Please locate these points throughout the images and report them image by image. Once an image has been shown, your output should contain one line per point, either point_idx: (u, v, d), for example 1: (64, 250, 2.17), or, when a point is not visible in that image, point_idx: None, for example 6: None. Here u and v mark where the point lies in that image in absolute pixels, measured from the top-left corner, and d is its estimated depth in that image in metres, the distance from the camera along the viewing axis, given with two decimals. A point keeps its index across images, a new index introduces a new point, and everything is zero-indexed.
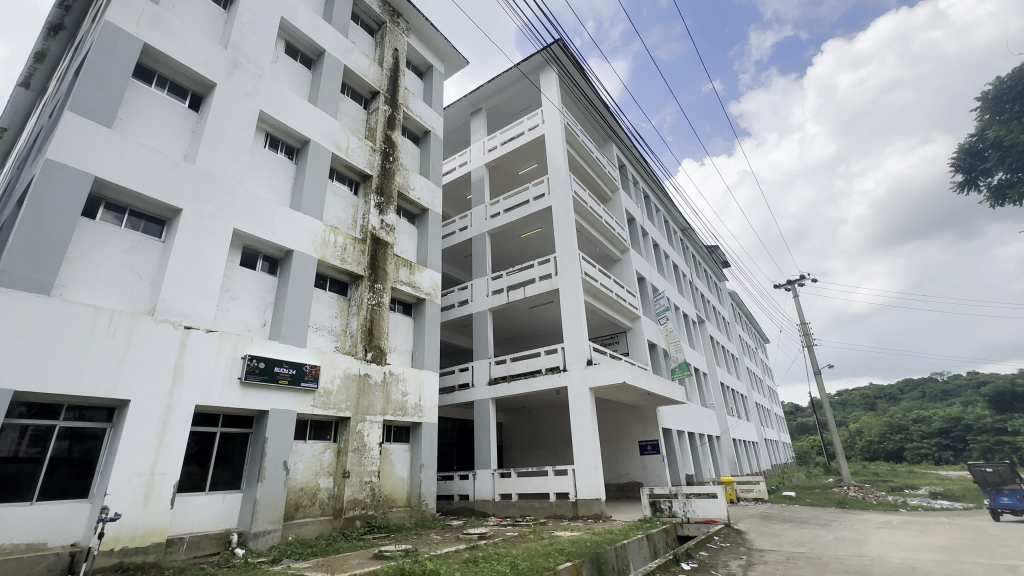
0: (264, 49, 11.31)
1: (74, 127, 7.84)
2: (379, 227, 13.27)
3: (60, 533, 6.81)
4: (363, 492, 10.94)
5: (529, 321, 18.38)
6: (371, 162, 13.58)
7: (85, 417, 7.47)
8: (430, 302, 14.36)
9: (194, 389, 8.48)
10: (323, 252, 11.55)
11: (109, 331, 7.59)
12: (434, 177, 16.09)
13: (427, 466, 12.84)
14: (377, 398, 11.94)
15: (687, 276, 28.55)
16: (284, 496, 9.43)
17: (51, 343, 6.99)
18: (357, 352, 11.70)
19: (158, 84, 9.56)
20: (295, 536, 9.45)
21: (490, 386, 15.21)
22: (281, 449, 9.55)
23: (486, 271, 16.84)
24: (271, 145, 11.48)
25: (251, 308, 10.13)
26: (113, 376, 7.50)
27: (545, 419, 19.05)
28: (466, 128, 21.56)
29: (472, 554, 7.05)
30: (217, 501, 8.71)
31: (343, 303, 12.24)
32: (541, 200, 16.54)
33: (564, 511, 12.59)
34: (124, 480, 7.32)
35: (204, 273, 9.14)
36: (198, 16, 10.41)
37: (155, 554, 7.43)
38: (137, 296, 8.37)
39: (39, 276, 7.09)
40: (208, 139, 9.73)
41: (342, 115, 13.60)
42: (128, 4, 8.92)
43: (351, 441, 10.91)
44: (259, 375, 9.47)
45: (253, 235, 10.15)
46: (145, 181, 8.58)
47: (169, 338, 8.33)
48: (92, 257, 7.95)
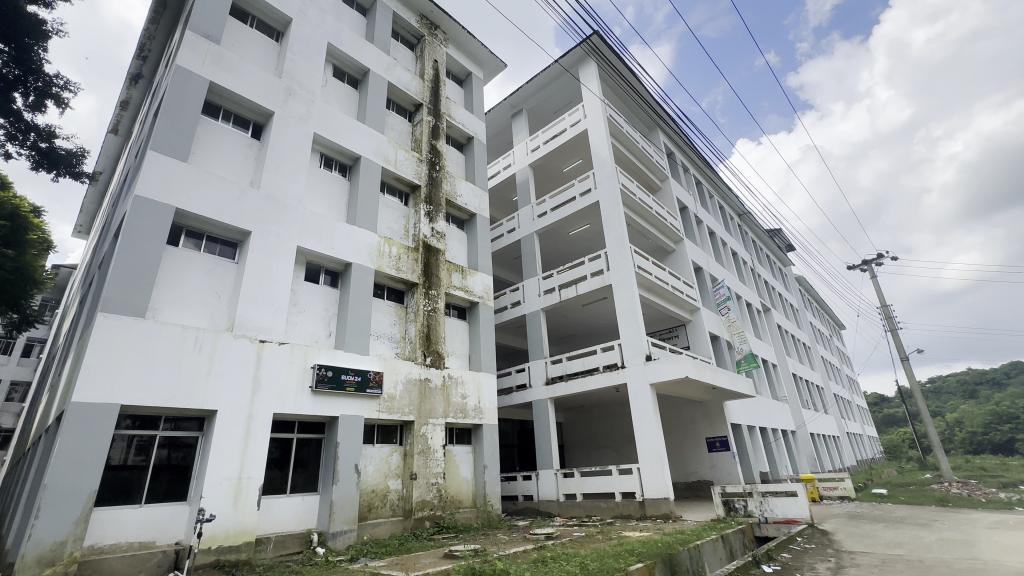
0: (314, 75, 11.95)
1: (155, 164, 8.65)
2: (430, 235, 13.60)
3: (167, 532, 7.57)
4: (430, 493, 11.23)
5: (583, 319, 18.15)
6: (419, 172, 13.94)
7: (181, 426, 8.19)
8: (483, 305, 14.54)
9: (271, 397, 9.08)
10: (379, 263, 11.99)
11: (195, 347, 8.32)
12: (480, 181, 16.28)
13: (491, 467, 12.97)
14: (438, 402, 12.23)
15: (748, 263, 27.04)
16: (357, 498, 9.86)
17: (149, 361, 7.77)
18: (417, 357, 12.05)
19: (224, 118, 10.35)
20: (370, 536, 9.87)
21: (548, 386, 15.16)
22: (353, 452, 10.02)
23: (537, 271, 16.83)
24: (326, 165, 12.09)
25: (318, 320, 10.70)
26: (201, 389, 8.20)
27: (606, 417, 18.72)
28: (508, 131, 21.67)
29: (541, 554, 7.03)
30: (297, 502, 9.27)
31: (401, 311, 12.65)
32: (588, 196, 16.30)
33: (631, 511, 12.28)
34: (216, 484, 7.96)
35: (274, 289, 9.77)
36: (254, 51, 11.18)
37: (246, 552, 8.01)
38: (217, 314, 9.08)
39: (136, 302, 7.88)
40: (270, 164, 10.41)
41: (389, 130, 14.11)
42: (194, 47, 9.73)
43: (416, 444, 11.24)
44: (328, 382, 9.99)
45: (315, 250, 10.73)
46: (218, 208, 9.30)
47: (247, 352, 8.98)
48: (178, 280, 8.74)
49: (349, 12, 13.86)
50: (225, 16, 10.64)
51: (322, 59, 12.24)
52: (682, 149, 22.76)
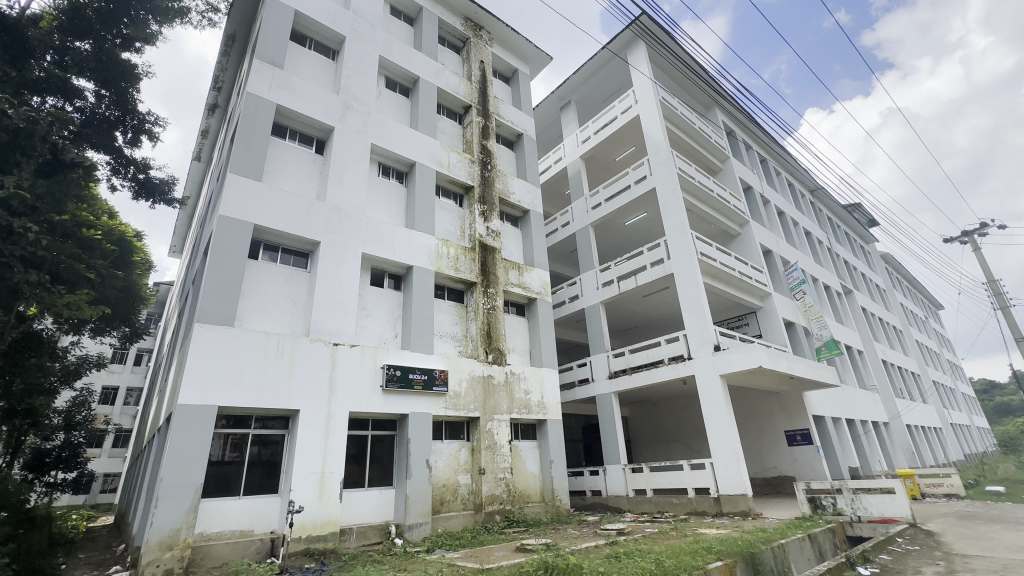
0: (368, 88, 12.47)
1: (235, 185, 9.43)
2: (486, 234, 13.78)
3: (263, 522, 8.28)
4: (499, 488, 11.43)
5: (644, 310, 17.66)
6: (471, 173, 14.16)
7: (269, 425, 8.89)
8: (541, 301, 14.54)
9: (346, 396, 9.63)
10: (439, 264, 12.33)
11: (278, 352, 9.00)
12: (532, 177, 16.28)
13: (557, 462, 12.97)
14: (502, 398, 12.39)
15: (824, 242, 25.02)
16: (430, 492, 10.24)
17: (239, 365, 8.50)
18: (479, 355, 12.28)
19: (290, 137, 11.07)
20: (444, 529, 10.24)
21: (611, 380, 14.92)
22: (424, 448, 10.40)
23: (594, 264, 16.60)
24: (384, 173, 12.60)
25: (384, 322, 11.20)
26: (285, 390, 8.87)
27: (674, 410, 18.12)
28: (557, 125, 21.51)
29: (615, 549, 6.91)
30: (375, 495, 9.78)
31: (462, 310, 12.94)
32: (644, 183, 15.81)
33: (706, 507, 11.82)
34: (303, 478, 8.58)
35: (344, 295, 10.33)
36: (314, 72, 11.86)
37: (333, 541, 8.59)
38: (295, 320, 9.74)
39: (225, 313, 8.65)
40: (334, 178, 11.01)
41: (440, 134, 14.45)
42: (261, 74, 10.49)
43: (482, 440, 11.47)
44: (397, 381, 10.43)
45: (379, 256, 11.23)
46: (289, 221, 9.97)
47: (323, 354, 9.58)
48: (260, 291, 9.48)
49: (397, 24, 14.34)
50: (286, 42, 11.37)
51: (375, 72, 12.76)
52: (743, 125, 21.44)
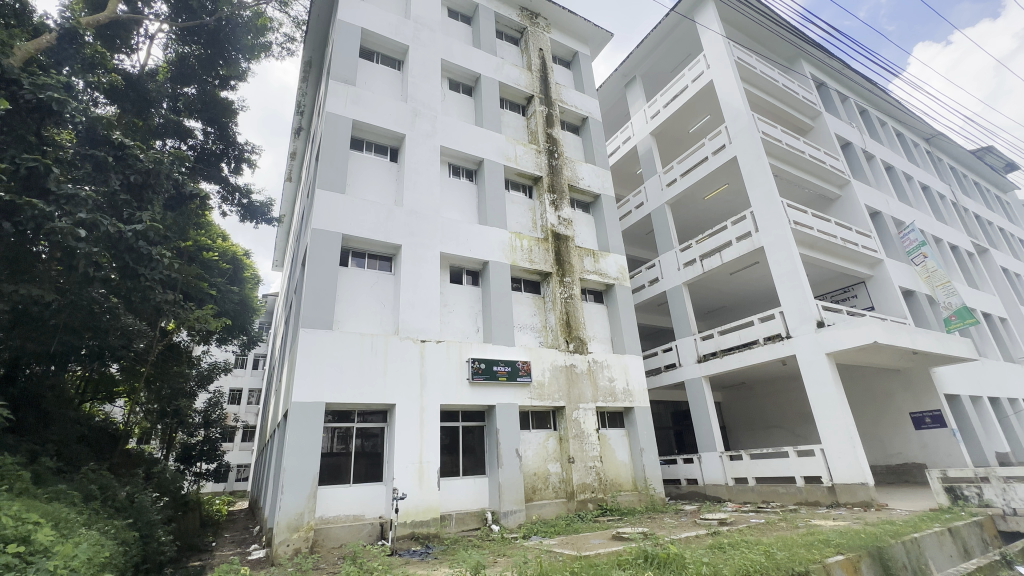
0: (434, 92, 12.86)
1: (324, 199, 10.22)
2: (558, 223, 13.68)
3: (372, 507, 8.99)
4: (590, 476, 11.37)
5: (732, 289, 16.57)
6: (539, 163, 14.10)
7: (369, 419, 9.58)
8: (620, 286, 14.19)
9: (436, 389, 10.11)
10: (513, 258, 12.46)
11: (373, 350, 9.66)
12: (601, 161, 15.85)
13: (648, 450, 12.63)
14: (586, 386, 12.30)
15: (947, 195, 21.78)
16: (522, 480, 10.48)
17: (340, 364, 9.24)
18: (560, 344, 12.26)
19: (367, 149, 11.75)
20: (538, 516, 10.45)
21: (700, 364, 14.21)
22: (512, 437, 10.63)
23: (673, 244, 15.88)
24: (454, 173, 12.97)
25: (466, 317, 11.57)
26: (382, 385, 9.51)
27: (774, 393, 16.85)
28: (623, 104, 20.79)
29: (719, 540, 6.55)
30: (470, 484, 10.19)
31: (540, 301, 13.00)
32: (723, 152, 14.73)
33: (818, 497, 10.87)
34: (404, 467, 9.18)
35: (427, 293, 10.82)
36: (384, 84, 12.46)
37: (435, 526, 9.11)
38: (385, 320, 10.39)
39: (324, 317, 9.43)
40: (409, 183, 11.54)
41: (505, 128, 14.54)
42: (338, 93, 11.23)
43: (570, 429, 11.48)
44: (483, 374, 10.72)
45: (456, 254, 11.60)
46: (373, 228, 10.61)
47: (413, 352, 10.12)
48: (353, 295, 10.23)
49: (455, 25, 14.61)
50: (356, 59, 12.05)
51: (439, 76, 13.13)
52: (835, 75, 19.22)
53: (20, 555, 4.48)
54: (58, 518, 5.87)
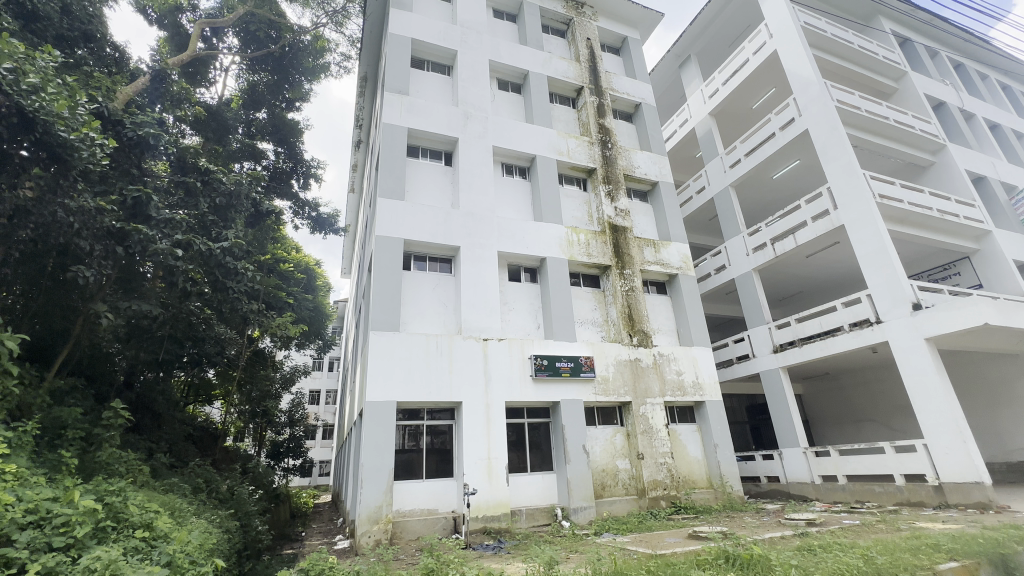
0: (483, 93, 13.01)
1: (385, 206, 10.67)
2: (615, 215, 13.36)
3: (444, 502, 9.28)
4: (661, 473, 11.04)
5: (809, 272, 15.41)
6: (592, 155, 13.85)
7: (438, 417, 9.88)
8: (683, 275, 13.63)
9: (500, 386, 10.25)
10: (571, 252, 12.35)
11: (438, 350, 9.96)
12: (657, 147, 15.29)
13: (723, 446, 12.04)
14: (653, 380, 11.94)
15: None
16: (591, 476, 10.38)
17: (408, 364, 9.62)
18: (623, 338, 11.99)
19: (423, 155, 12.11)
20: (609, 512, 10.31)
21: (776, 354, 13.35)
22: (579, 433, 10.56)
23: (740, 228, 15.04)
24: (508, 172, 13.06)
25: (526, 314, 11.63)
26: (448, 384, 9.79)
27: (864, 384, 15.48)
28: (677, 86, 19.94)
29: (808, 542, 6.13)
30: (539, 480, 10.24)
31: (600, 295, 12.79)
32: (791, 127, 13.67)
33: (922, 497, 9.85)
34: (473, 463, 9.40)
35: (487, 292, 10.98)
36: (435, 90, 12.80)
37: (506, 521, 9.25)
38: (448, 320, 10.68)
39: (391, 319, 9.85)
40: (464, 185, 11.76)
41: (556, 123, 14.42)
42: (393, 104, 11.66)
43: (637, 424, 11.19)
44: (546, 370, 10.72)
45: (513, 252, 11.68)
46: (432, 232, 10.92)
47: (476, 350, 10.32)
48: (417, 297, 10.61)
49: (501, 25, 14.68)
50: (408, 69, 12.44)
51: (487, 77, 13.26)
52: (921, 29, 17.25)
53: (146, 540, 5.09)
54: (174, 507, 6.60)
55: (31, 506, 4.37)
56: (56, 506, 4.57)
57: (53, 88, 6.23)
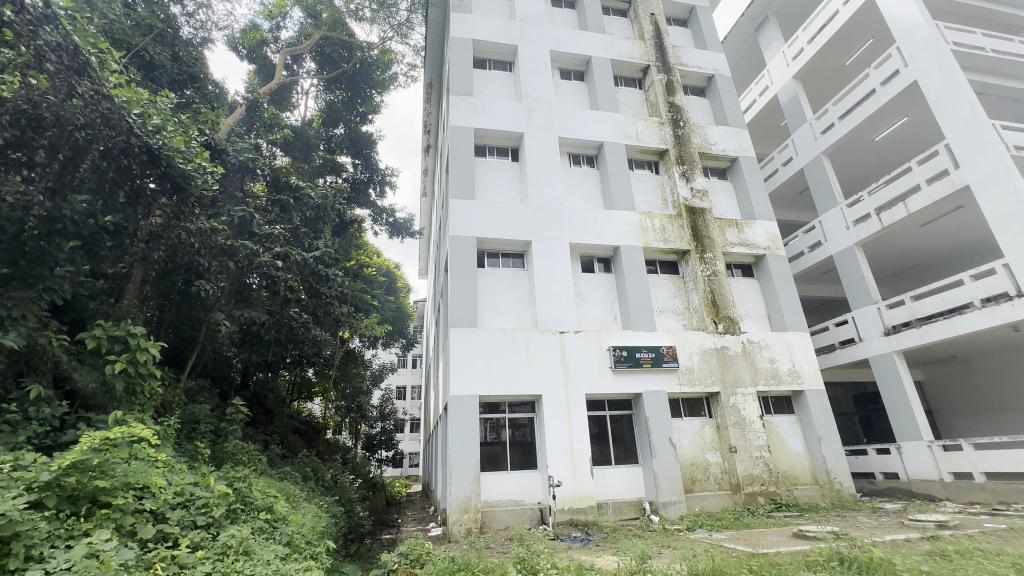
0: (546, 85, 12.92)
1: (457, 207, 10.98)
2: (692, 196, 12.67)
3: (530, 493, 9.43)
4: (757, 467, 10.37)
5: (926, 243, 13.59)
6: (663, 135, 13.23)
7: (518, 410, 10.04)
8: (772, 256, 12.63)
9: (579, 379, 10.18)
10: (646, 239, 11.92)
11: (515, 344, 10.10)
12: (734, 120, 14.27)
13: (828, 439, 11.03)
14: (743, 369, 11.21)
15: None
16: (679, 470, 10.00)
17: (488, 359, 9.86)
18: (707, 326, 11.37)
19: (490, 154, 12.31)
20: (701, 508, 9.88)
21: (887, 337, 11.96)
22: (664, 426, 10.20)
23: (838, 199, 13.67)
24: (575, 162, 12.88)
25: (602, 305, 11.43)
26: (527, 377, 9.90)
27: (1002, 367, 13.40)
28: (755, 51, 18.44)
29: (941, 546, 5.44)
30: (624, 473, 10.05)
31: (679, 281, 12.24)
32: (895, 80, 12.07)
33: None
34: (557, 456, 9.44)
35: (561, 285, 10.94)
36: (499, 88, 12.93)
37: (593, 514, 9.19)
38: (523, 315, 10.79)
39: (469, 316, 10.15)
40: (532, 179, 11.77)
41: (622, 106, 13.96)
42: (459, 106, 11.94)
43: (728, 416, 10.58)
44: (626, 361, 10.48)
45: (585, 243, 11.51)
46: (503, 228, 11.07)
47: (554, 343, 10.32)
48: (493, 294, 10.83)
49: (560, 13, 14.46)
50: (471, 70, 12.67)
51: (549, 68, 13.13)
52: None
53: (269, 521, 5.72)
54: (289, 493, 7.33)
55: (179, 489, 5.05)
56: (197, 490, 5.25)
57: (171, 127, 7.13)
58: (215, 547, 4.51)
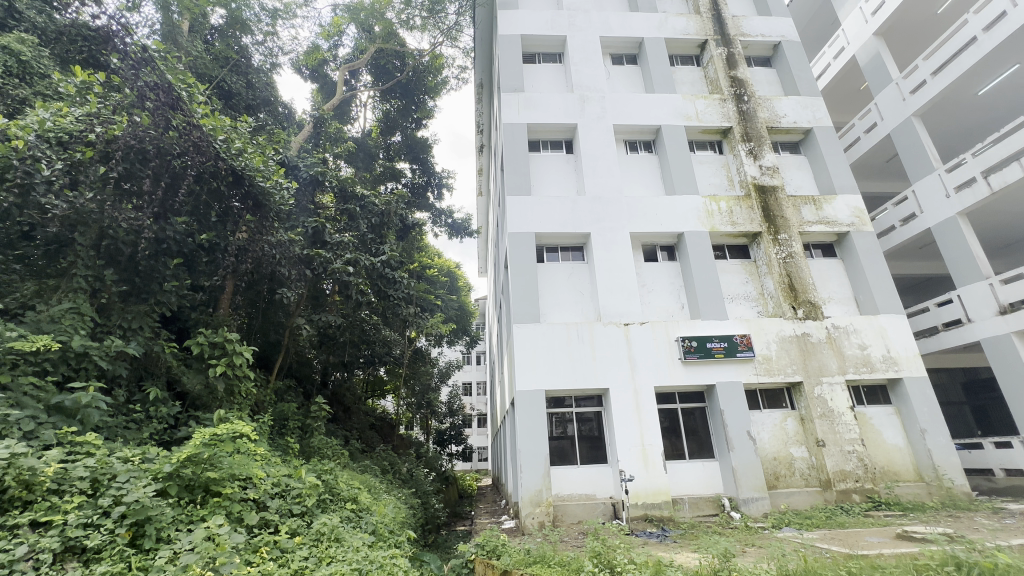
0: (598, 73, 12.64)
1: (513, 203, 11.05)
2: (761, 174, 11.89)
3: (601, 488, 9.34)
4: (850, 463, 9.57)
5: None
6: (726, 112, 12.51)
7: (585, 404, 9.96)
8: (857, 233, 11.58)
9: (647, 371, 9.91)
10: (712, 223, 11.35)
11: (579, 338, 10.01)
12: (805, 88, 13.20)
13: (934, 431, 9.96)
14: (829, 356, 10.38)
15: None
16: (760, 465, 9.46)
17: (552, 353, 9.86)
18: (785, 312, 10.63)
19: (544, 148, 12.26)
20: (787, 505, 9.31)
21: (1003, 317, 10.56)
22: (741, 418, 9.69)
23: (933, 164, 12.25)
24: (632, 149, 12.52)
25: (668, 295, 11.05)
26: (593, 371, 9.80)
27: None
28: (827, 10, 16.92)
29: None
30: (700, 468, 9.68)
31: (751, 266, 11.56)
32: (1000, 25, 10.59)
33: None
34: (627, 450, 9.27)
35: (623, 276, 10.69)
36: (549, 81, 12.83)
37: (668, 509, 8.93)
38: (585, 308, 10.69)
39: (531, 311, 10.20)
40: (588, 170, 11.59)
41: (679, 86, 13.35)
42: (511, 102, 11.99)
43: (813, 408, 9.86)
44: (696, 352, 10.06)
45: (647, 231, 11.16)
46: (561, 221, 11.00)
47: (619, 336, 10.12)
48: (554, 288, 10.82)
49: None
50: (521, 66, 12.67)
51: (600, 55, 12.84)
52: None
53: (355, 510, 6.10)
54: (370, 485, 7.77)
55: (276, 481, 5.51)
56: (292, 481, 5.70)
57: (251, 149, 7.76)
58: (310, 534, 4.88)
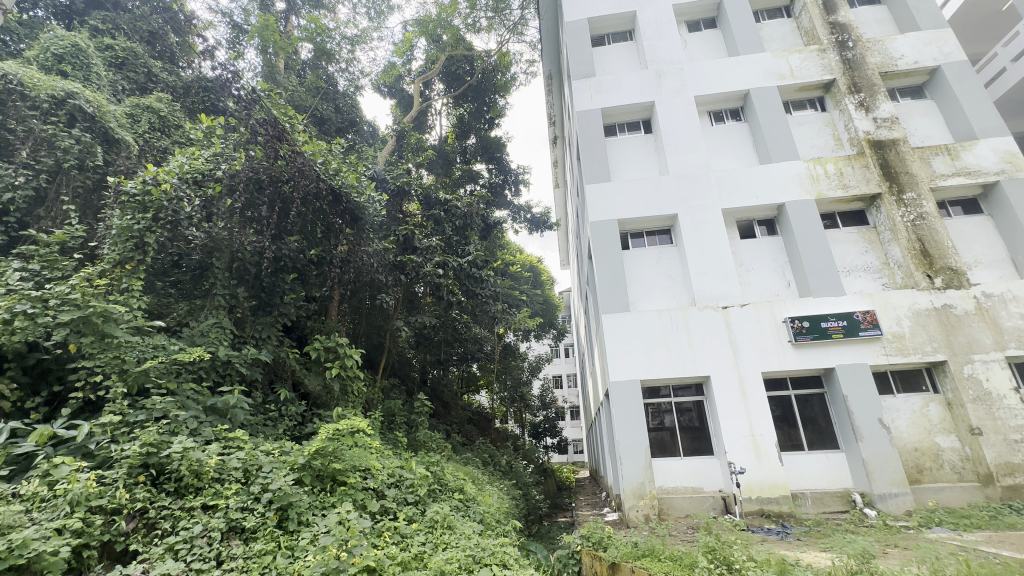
0: (673, 44, 11.93)
1: (593, 192, 10.83)
2: (876, 127, 10.46)
3: (709, 481, 8.89)
4: (1018, 454, 8.12)
5: None
6: (827, 64, 11.17)
7: (683, 393, 9.53)
8: (1009, 182, 9.74)
9: (752, 357, 9.20)
10: (818, 189, 10.21)
11: (674, 325, 9.56)
12: (926, 21, 11.38)
13: None
14: (980, 330, 8.87)
15: None
16: (898, 457, 8.37)
17: (645, 342, 9.53)
18: (918, 281, 9.27)
19: (621, 131, 11.86)
20: (935, 502, 8.15)
21: None
22: (870, 405, 8.63)
23: None
24: (718, 120, 11.67)
25: (770, 273, 10.17)
26: (691, 358, 9.32)
27: None
28: None
29: None
30: (822, 460, 8.81)
31: (870, 233, 10.23)
32: None
33: None
34: (736, 441, 8.69)
35: (718, 256, 10.01)
36: (621, 62, 12.39)
37: (787, 505, 8.24)
38: (678, 293, 10.19)
39: (620, 299, 9.94)
40: (670, 147, 11.00)
41: (768, 44, 12.15)
42: (582, 89, 11.74)
43: (963, 391, 8.50)
44: (809, 334, 9.14)
45: (741, 206, 10.34)
46: (644, 205, 10.57)
47: (717, 320, 9.50)
48: (641, 275, 10.45)
49: None
50: (590, 51, 12.35)
51: (674, 24, 12.10)
52: None
53: (463, 500, 6.41)
54: (474, 477, 8.11)
55: (391, 472, 5.95)
56: (404, 473, 6.12)
57: (345, 168, 8.41)
58: (425, 520, 5.22)
